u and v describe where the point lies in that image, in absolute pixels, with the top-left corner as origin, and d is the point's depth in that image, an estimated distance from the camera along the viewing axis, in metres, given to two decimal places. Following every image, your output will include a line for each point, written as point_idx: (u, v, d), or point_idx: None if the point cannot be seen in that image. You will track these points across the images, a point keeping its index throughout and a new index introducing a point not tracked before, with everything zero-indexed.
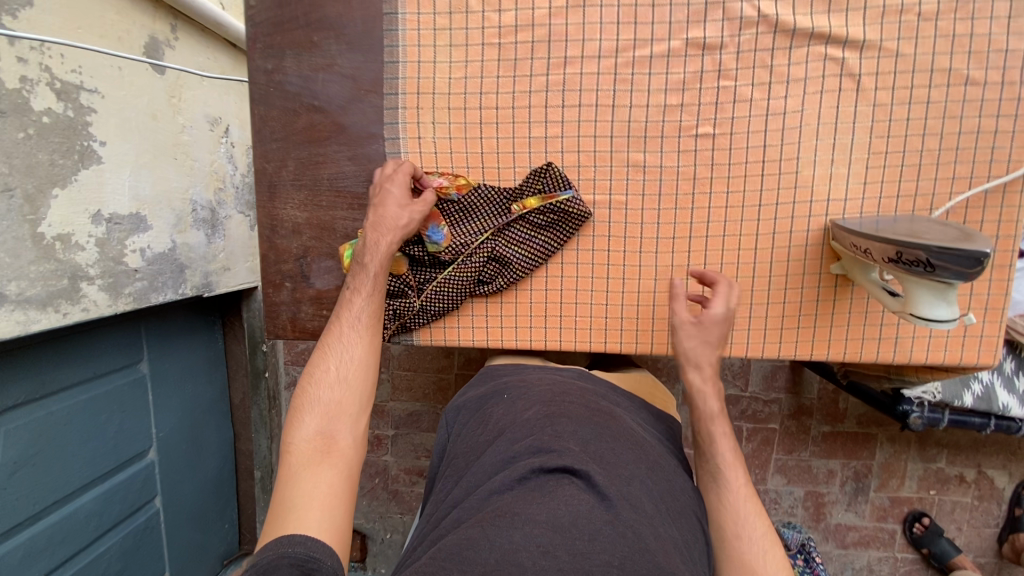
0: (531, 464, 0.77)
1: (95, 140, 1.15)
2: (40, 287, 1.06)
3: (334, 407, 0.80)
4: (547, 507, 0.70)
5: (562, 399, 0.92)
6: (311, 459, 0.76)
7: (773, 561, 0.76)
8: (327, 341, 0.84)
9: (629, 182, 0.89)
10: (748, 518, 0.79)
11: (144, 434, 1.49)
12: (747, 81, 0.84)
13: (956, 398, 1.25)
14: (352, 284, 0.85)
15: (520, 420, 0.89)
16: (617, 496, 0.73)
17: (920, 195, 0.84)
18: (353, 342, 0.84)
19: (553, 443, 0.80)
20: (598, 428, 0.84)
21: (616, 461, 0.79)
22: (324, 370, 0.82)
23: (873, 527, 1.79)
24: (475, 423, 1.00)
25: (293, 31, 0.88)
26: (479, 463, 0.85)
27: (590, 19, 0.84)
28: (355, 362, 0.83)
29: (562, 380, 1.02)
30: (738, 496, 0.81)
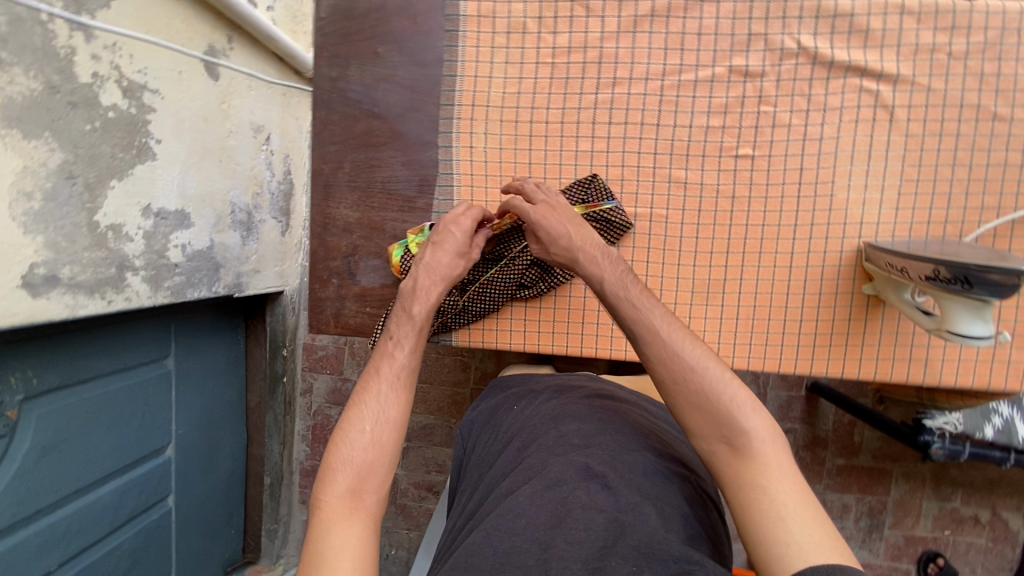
0: (535, 464, 0.82)
1: (152, 138, 1.20)
2: (90, 273, 1.09)
3: (366, 467, 0.74)
4: (546, 506, 0.74)
5: (567, 402, 0.96)
6: (342, 512, 0.70)
7: (722, 379, 0.73)
8: (362, 396, 0.78)
9: (670, 197, 0.93)
10: (683, 361, 0.74)
11: (164, 430, 1.50)
12: (787, 108, 0.89)
13: (977, 430, 1.27)
14: (395, 335, 0.82)
15: (528, 428, 0.93)
16: (618, 482, 0.76)
17: (949, 222, 0.88)
18: (390, 402, 0.78)
19: (558, 445, 0.85)
20: (602, 424, 0.89)
21: (620, 447, 0.84)
22: (359, 432, 0.76)
23: (887, 566, 1.76)
24: (486, 434, 1.03)
25: (359, 43, 0.94)
26: (491, 471, 0.89)
27: (640, 43, 0.90)
28: (390, 420, 0.77)
29: (570, 384, 1.04)
30: (665, 345, 0.75)
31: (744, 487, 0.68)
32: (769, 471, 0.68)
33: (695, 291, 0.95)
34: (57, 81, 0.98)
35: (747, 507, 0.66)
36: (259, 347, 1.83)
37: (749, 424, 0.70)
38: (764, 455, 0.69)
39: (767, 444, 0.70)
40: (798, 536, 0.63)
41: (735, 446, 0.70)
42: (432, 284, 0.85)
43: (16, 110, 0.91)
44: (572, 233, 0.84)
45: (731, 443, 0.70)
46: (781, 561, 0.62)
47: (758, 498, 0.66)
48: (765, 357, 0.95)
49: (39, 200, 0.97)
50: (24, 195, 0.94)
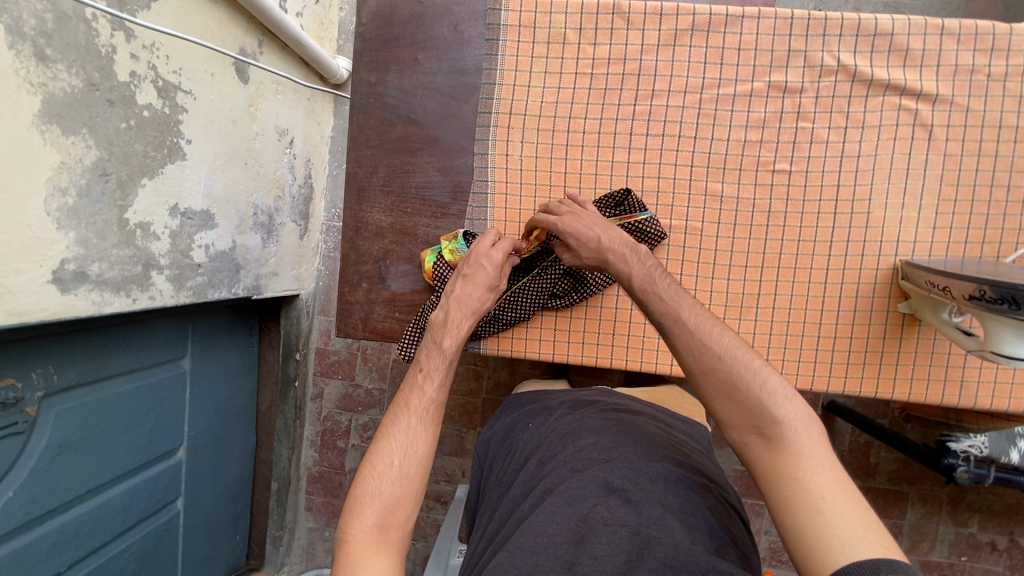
0: (554, 482, 0.80)
1: (183, 138, 1.21)
2: (118, 271, 1.09)
3: (393, 500, 0.72)
4: (566, 526, 0.72)
5: (583, 417, 0.94)
6: (369, 545, 0.69)
7: (754, 367, 0.69)
8: (390, 429, 0.76)
9: (705, 210, 0.93)
10: (711, 349, 0.71)
11: (177, 431, 1.48)
12: (825, 124, 0.89)
13: (1003, 454, 1.23)
14: (425, 368, 0.80)
15: (546, 444, 0.91)
16: (641, 496, 0.74)
17: (987, 242, 0.88)
18: (418, 434, 0.76)
19: (576, 461, 0.83)
20: (619, 437, 0.87)
21: (638, 459, 0.81)
22: (388, 464, 0.73)
23: None
24: (502, 452, 1.00)
25: (398, 49, 0.95)
26: (510, 489, 0.87)
27: (679, 57, 0.91)
28: (419, 453, 0.75)
29: (585, 398, 1.02)
30: (691, 333, 0.72)
31: (780, 481, 0.64)
32: (805, 462, 0.64)
33: (729, 304, 0.94)
34: (96, 79, 0.99)
35: (784, 502, 0.62)
36: (272, 350, 1.81)
37: (783, 415, 0.66)
38: (800, 445, 0.65)
39: (802, 434, 0.65)
40: (839, 532, 0.58)
41: (768, 438, 0.66)
42: (461, 320, 0.82)
43: (57, 106, 0.92)
44: (600, 236, 0.82)
45: (764, 434, 0.66)
46: (821, 558, 0.57)
47: (795, 493, 0.62)
48: (799, 373, 0.94)
49: (73, 196, 0.97)
50: (59, 190, 0.94)
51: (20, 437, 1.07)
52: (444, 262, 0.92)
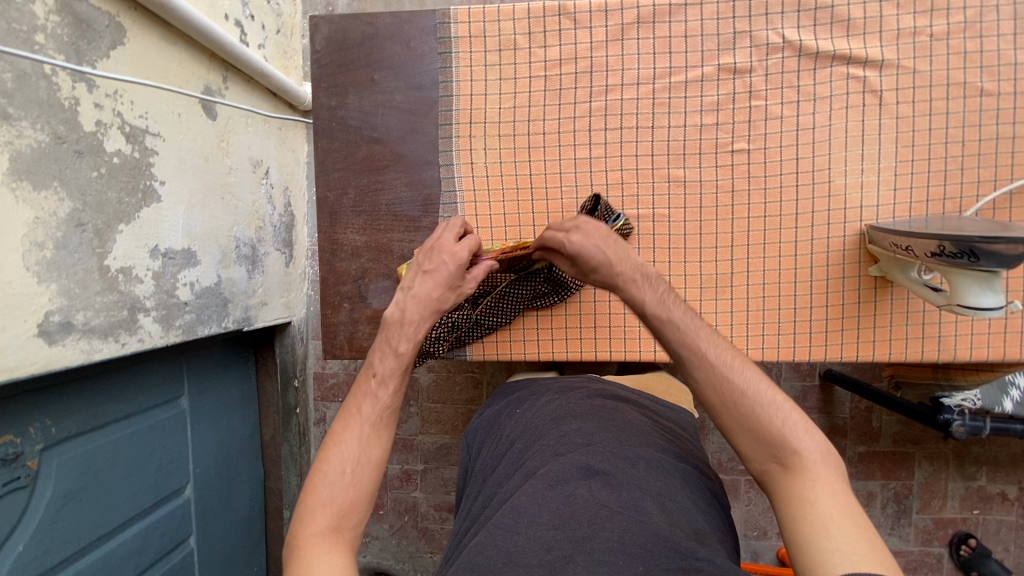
0: (539, 465, 0.81)
1: (156, 180, 1.23)
2: (104, 317, 1.10)
3: (346, 505, 0.72)
4: (546, 507, 0.73)
5: (569, 402, 0.96)
6: (323, 543, 0.69)
7: (778, 402, 0.70)
8: (338, 435, 0.76)
9: (671, 197, 0.95)
10: (732, 382, 0.72)
11: (182, 469, 1.49)
12: (777, 101, 0.91)
13: (996, 405, 1.24)
14: (378, 373, 0.79)
15: (531, 430, 0.92)
16: (621, 479, 0.76)
17: (948, 199, 0.90)
18: (369, 441, 0.76)
19: (560, 445, 0.84)
20: (602, 423, 0.88)
21: (620, 445, 0.83)
22: (339, 472, 0.73)
23: (920, 551, 1.82)
24: (489, 438, 1.01)
25: (355, 71, 0.97)
26: (497, 472, 0.88)
27: (628, 50, 0.92)
28: (370, 461, 0.75)
29: (572, 384, 1.04)
30: (710, 366, 0.73)
31: (797, 506, 0.65)
32: (821, 489, 0.64)
33: (704, 287, 0.97)
34: (62, 131, 1.00)
35: (793, 522, 0.64)
36: (269, 379, 1.82)
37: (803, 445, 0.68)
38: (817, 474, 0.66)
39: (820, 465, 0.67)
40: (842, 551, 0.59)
41: (787, 467, 0.67)
42: (421, 322, 0.81)
43: (26, 162, 0.93)
44: (613, 260, 0.82)
45: (783, 463, 0.68)
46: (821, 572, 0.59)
47: (804, 515, 0.63)
48: (779, 346, 0.96)
49: (51, 249, 0.98)
50: (36, 245, 0.95)
51: (24, 492, 1.08)
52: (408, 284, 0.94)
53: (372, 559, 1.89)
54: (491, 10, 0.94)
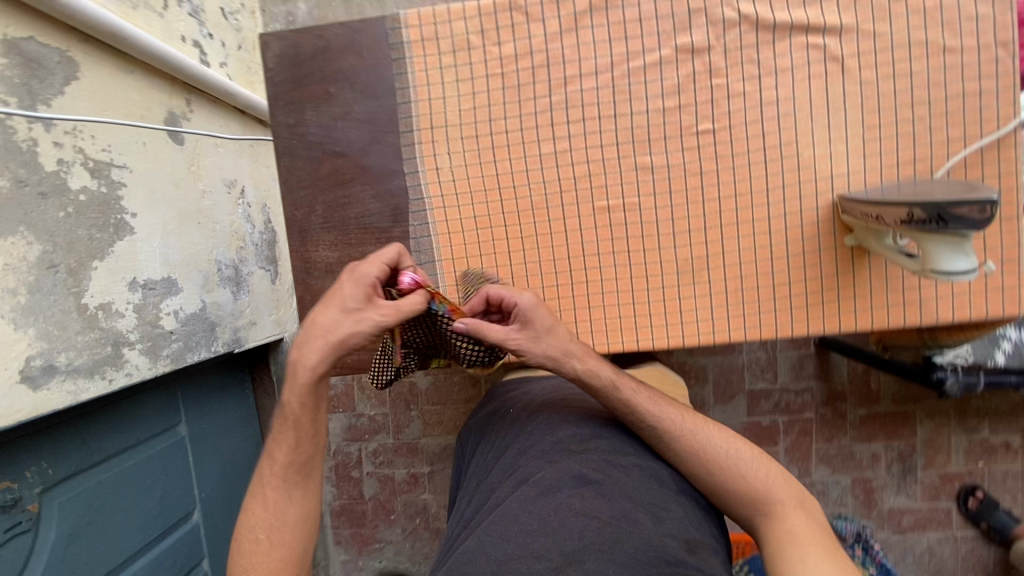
0: (532, 473, 0.81)
1: (127, 213, 1.22)
2: (87, 356, 1.09)
3: (276, 562, 0.76)
4: (538, 515, 0.73)
5: (564, 407, 0.95)
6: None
7: (747, 459, 0.85)
8: (254, 500, 0.79)
9: (640, 184, 0.94)
10: (714, 452, 0.85)
11: (187, 496, 1.50)
12: (738, 77, 0.90)
13: (988, 358, 1.28)
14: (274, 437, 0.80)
15: (524, 434, 0.92)
16: (613, 489, 0.77)
17: (919, 161, 0.88)
18: (286, 500, 0.78)
19: (553, 451, 0.84)
20: (597, 430, 0.89)
21: (614, 452, 0.84)
22: (258, 537, 0.77)
23: (927, 507, 1.85)
24: (484, 442, 1.00)
25: (310, 87, 0.96)
26: (490, 476, 0.88)
27: (584, 39, 0.91)
28: (297, 515, 0.79)
29: (566, 386, 1.04)
30: (692, 439, 0.85)
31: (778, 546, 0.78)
32: (802, 533, 0.78)
33: (680, 272, 0.97)
34: (23, 175, 1.00)
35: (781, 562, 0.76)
36: (269, 398, 1.84)
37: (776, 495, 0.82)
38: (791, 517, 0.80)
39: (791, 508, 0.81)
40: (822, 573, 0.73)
41: (766, 514, 0.81)
42: (307, 361, 0.76)
43: None
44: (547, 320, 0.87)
45: (763, 512, 0.82)
46: None
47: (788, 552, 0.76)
48: (760, 325, 0.96)
49: (24, 294, 0.98)
50: (8, 291, 0.95)
51: (27, 535, 1.09)
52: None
53: (388, 562, 2.02)
54: (441, 11, 0.92)
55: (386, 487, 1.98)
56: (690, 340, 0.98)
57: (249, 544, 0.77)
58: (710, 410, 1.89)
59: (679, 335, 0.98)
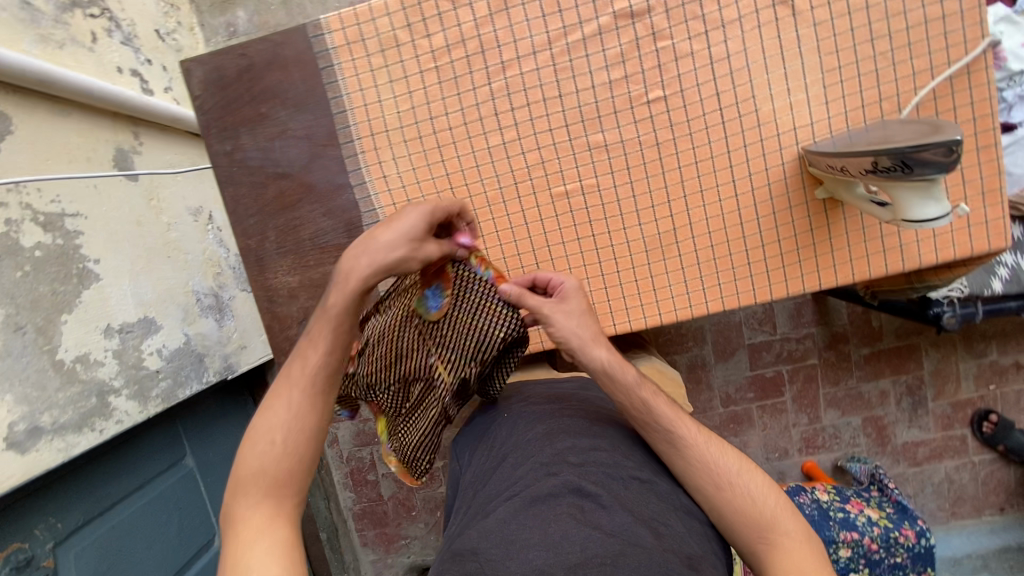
0: (531, 486, 0.82)
1: (90, 261, 1.20)
2: (73, 411, 1.09)
3: (282, 479, 0.69)
4: (543, 532, 0.75)
5: (561, 417, 0.96)
6: (255, 530, 0.65)
7: (756, 485, 0.84)
8: (270, 402, 0.72)
9: (595, 165, 0.90)
10: (725, 471, 0.84)
11: (205, 524, 1.53)
12: (684, 37, 0.84)
13: (985, 288, 1.20)
14: (310, 334, 0.74)
15: (519, 443, 0.93)
16: (612, 500, 0.79)
17: (885, 99, 0.83)
18: (304, 410, 0.72)
19: (553, 462, 0.86)
20: (596, 440, 0.90)
21: (614, 463, 0.86)
22: (268, 444, 0.70)
23: (941, 437, 1.85)
24: (479, 448, 1.01)
25: (241, 109, 0.91)
26: (486, 487, 0.89)
27: (516, 19, 0.85)
28: (304, 432, 0.71)
29: (564, 395, 1.05)
30: (705, 454, 0.85)
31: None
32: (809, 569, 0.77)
33: (649, 250, 0.93)
34: None
35: None
36: None
37: (784, 526, 0.81)
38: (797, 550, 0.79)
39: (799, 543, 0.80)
40: None
41: (774, 546, 0.80)
42: (360, 268, 0.72)
43: None
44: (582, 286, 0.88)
45: (771, 543, 0.80)
46: None
47: None
48: (738, 293, 0.93)
49: None
50: None
51: None
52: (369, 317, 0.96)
53: (416, 557, 2.06)
54: (362, 11, 0.86)
55: (403, 486, 2.00)
56: (669, 317, 0.96)
57: (263, 445, 0.70)
58: (712, 369, 1.88)
59: (656, 314, 0.96)
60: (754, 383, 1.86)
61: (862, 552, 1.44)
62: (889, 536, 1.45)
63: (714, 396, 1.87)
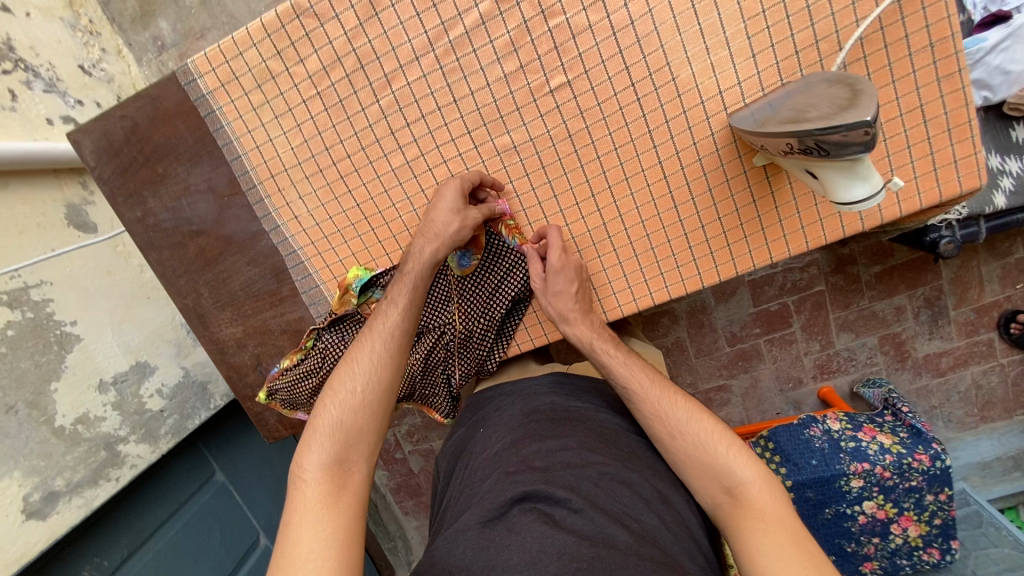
0: (493, 501, 0.69)
1: (66, 324, 1.24)
2: (84, 468, 1.19)
3: (355, 432, 0.76)
4: (517, 545, 0.62)
5: (529, 422, 0.83)
6: (323, 496, 0.70)
7: (707, 428, 0.77)
8: (352, 353, 0.81)
9: (509, 169, 0.83)
10: (675, 417, 0.78)
11: (248, 528, 1.65)
12: (577, 9, 0.73)
13: (987, 206, 1.06)
14: (387, 295, 0.83)
15: (487, 459, 0.80)
16: (583, 502, 0.67)
17: (822, 39, 0.71)
18: (380, 364, 0.80)
19: (518, 470, 0.73)
20: (563, 440, 0.77)
21: (581, 463, 0.73)
22: (351, 392, 0.78)
23: (966, 344, 1.71)
24: (460, 472, 0.86)
25: (139, 172, 0.88)
26: (457, 504, 0.76)
27: (389, 24, 0.76)
28: (382, 384, 0.79)
29: (536, 393, 0.90)
30: (656, 404, 0.79)
31: (750, 534, 0.67)
32: (774, 512, 0.68)
33: (582, 248, 0.87)
34: None
35: (751, 550, 0.66)
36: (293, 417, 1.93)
37: (747, 474, 0.72)
38: (763, 500, 0.69)
39: (767, 490, 0.70)
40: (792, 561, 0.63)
41: (737, 497, 0.71)
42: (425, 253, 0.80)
43: None
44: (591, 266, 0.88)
45: (734, 494, 0.71)
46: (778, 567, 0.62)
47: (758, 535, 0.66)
48: (684, 279, 0.87)
49: None
50: None
51: None
52: (378, 283, 0.90)
53: None
54: (227, 46, 0.79)
55: None
56: (616, 312, 0.91)
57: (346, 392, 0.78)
58: (714, 310, 1.78)
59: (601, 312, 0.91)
60: (759, 318, 1.75)
61: (874, 480, 1.38)
62: (902, 463, 1.37)
63: (719, 337, 1.78)
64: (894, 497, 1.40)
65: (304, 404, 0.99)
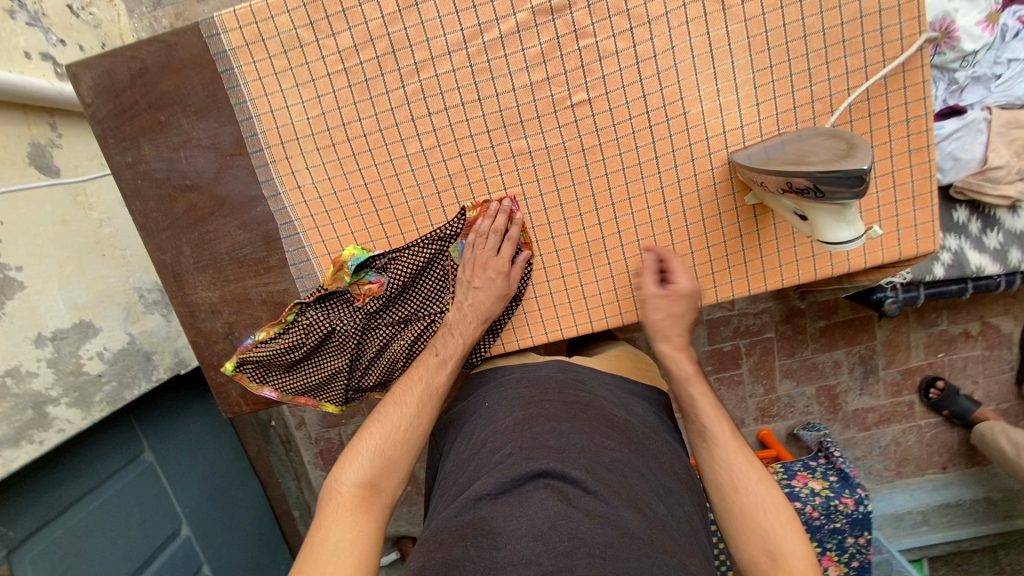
0: (507, 473, 0.70)
1: (10, 268, 1.14)
2: (8, 426, 1.09)
3: (389, 462, 0.80)
4: (527, 519, 0.64)
5: (539, 401, 0.84)
6: (355, 509, 0.74)
7: (771, 493, 0.76)
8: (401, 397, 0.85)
9: (520, 171, 0.86)
10: (745, 473, 0.77)
11: (170, 515, 1.53)
12: (607, 34, 0.79)
13: (927, 274, 1.19)
14: (441, 354, 0.87)
15: (498, 429, 0.80)
16: (598, 485, 0.68)
17: (817, 100, 0.79)
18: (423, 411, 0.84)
19: (532, 447, 0.74)
20: (576, 423, 0.79)
21: (595, 447, 0.74)
22: (395, 426, 0.82)
23: (890, 403, 1.85)
24: (465, 442, 0.85)
25: (138, 117, 0.85)
26: (467, 475, 0.76)
27: (427, 16, 0.78)
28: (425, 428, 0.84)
29: (544, 379, 0.90)
30: (728, 453, 0.79)
31: None
32: None
33: (578, 257, 0.91)
34: None
35: None
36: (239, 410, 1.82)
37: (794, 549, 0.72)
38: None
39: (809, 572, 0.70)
40: None
41: (777, 562, 0.71)
42: None
43: None
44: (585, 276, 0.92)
45: (774, 559, 0.71)
46: None
47: None
48: None
49: None
50: None
51: None
52: (374, 265, 0.90)
53: None
54: (259, 7, 0.79)
55: None
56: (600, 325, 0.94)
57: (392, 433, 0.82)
58: None
59: (586, 322, 0.94)
60: (711, 357, 1.83)
61: (803, 519, 1.46)
62: (829, 504, 1.46)
63: None
64: (819, 536, 1.48)
65: (275, 377, 0.96)
